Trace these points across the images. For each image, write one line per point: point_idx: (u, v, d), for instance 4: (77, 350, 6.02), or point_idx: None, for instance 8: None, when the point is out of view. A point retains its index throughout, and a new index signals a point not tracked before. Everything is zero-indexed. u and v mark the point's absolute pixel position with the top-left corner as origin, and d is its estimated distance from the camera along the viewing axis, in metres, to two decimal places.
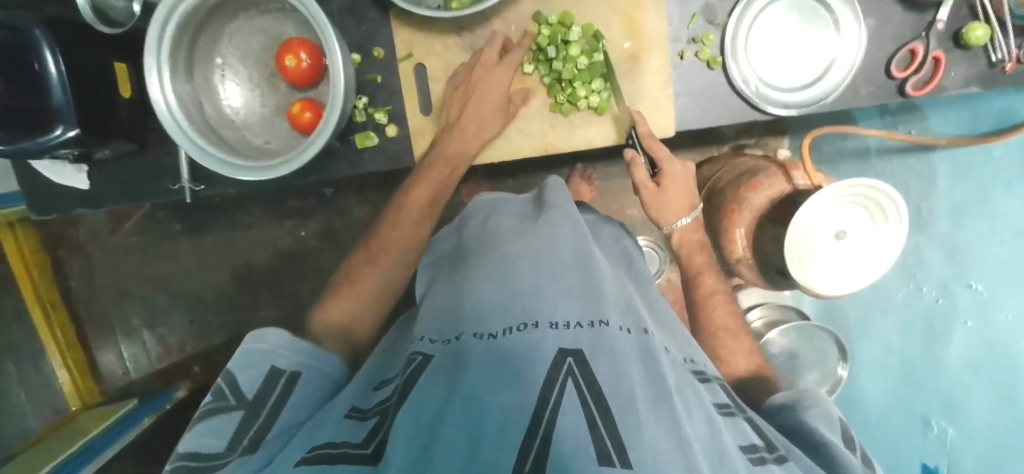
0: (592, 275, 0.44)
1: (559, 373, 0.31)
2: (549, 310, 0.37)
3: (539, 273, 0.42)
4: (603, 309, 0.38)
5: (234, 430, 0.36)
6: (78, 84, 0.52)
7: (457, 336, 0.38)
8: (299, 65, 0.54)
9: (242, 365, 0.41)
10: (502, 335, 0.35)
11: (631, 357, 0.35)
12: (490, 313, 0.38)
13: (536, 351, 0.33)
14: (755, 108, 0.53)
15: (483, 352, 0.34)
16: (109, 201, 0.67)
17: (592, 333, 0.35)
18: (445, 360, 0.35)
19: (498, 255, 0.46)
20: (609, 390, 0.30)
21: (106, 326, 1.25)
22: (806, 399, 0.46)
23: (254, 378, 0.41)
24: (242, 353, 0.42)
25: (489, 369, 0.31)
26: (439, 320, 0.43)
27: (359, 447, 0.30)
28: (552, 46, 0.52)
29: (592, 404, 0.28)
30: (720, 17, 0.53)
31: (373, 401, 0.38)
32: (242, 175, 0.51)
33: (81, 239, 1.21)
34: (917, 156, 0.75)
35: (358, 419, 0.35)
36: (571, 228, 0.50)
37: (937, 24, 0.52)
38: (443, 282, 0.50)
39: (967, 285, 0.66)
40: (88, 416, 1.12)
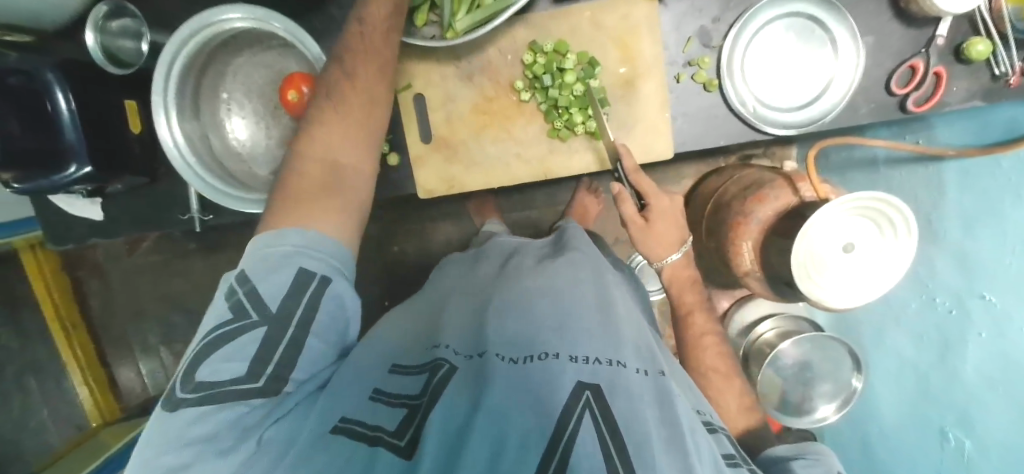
0: (610, 316, 0.44)
1: (578, 404, 0.31)
2: (570, 343, 0.38)
3: (557, 306, 0.43)
4: (620, 350, 0.39)
5: (259, 349, 0.35)
6: (91, 123, 0.54)
7: (481, 353, 0.39)
8: (301, 99, 0.55)
9: (262, 272, 0.36)
10: (523, 362, 0.36)
11: (646, 398, 0.35)
12: (513, 339, 0.39)
13: (556, 376, 0.34)
14: (754, 129, 0.53)
15: (505, 374, 0.35)
16: (123, 231, 0.69)
17: (611, 371, 0.35)
18: (468, 379, 0.36)
19: (519, 288, 0.47)
20: (625, 426, 0.30)
21: (123, 343, 1.27)
22: (805, 455, 0.41)
23: (276, 286, 0.36)
24: (265, 254, 0.38)
25: (513, 389, 0.33)
26: (465, 336, 0.43)
27: (394, 436, 0.32)
28: (547, 75, 0.52)
29: (607, 434, 0.29)
30: (716, 40, 0.53)
31: (396, 387, 0.38)
32: (246, 206, 0.54)
33: (98, 261, 1.24)
34: (926, 166, 0.74)
35: (388, 404, 0.35)
36: (591, 273, 0.52)
37: (937, 39, 0.51)
38: (464, 302, 0.51)
39: (980, 297, 0.64)
40: (110, 432, 1.16)
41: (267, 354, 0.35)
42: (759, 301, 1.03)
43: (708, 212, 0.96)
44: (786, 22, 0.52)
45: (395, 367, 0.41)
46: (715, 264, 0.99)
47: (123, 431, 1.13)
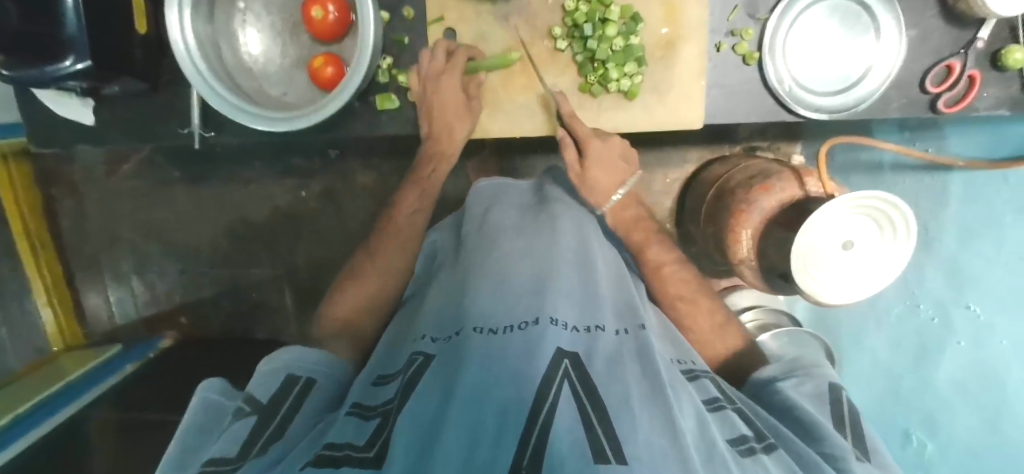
0: (591, 286, 0.45)
1: (557, 373, 0.31)
2: (550, 305, 0.39)
3: (536, 274, 0.43)
4: (598, 316, 0.41)
5: (249, 432, 0.34)
6: (97, 14, 0.49)
7: (457, 332, 0.39)
8: (325, 17, 0.52)
9: (258, 381, 0.40)
10: (503, 331, 0.36)
11: (625, 360, 0.36)
12: (491, 311, 0.39)
13: (538, 342, 0.34)
14: (786, 109, 0.53)
15: (482, 344, 0.35)
16: (113, 140, 0.65)
17: (587, 338, 0.37)
18: (448, 358, 0.36)
19: (499, 254, 0.47)
20: (603, 392, 0.31)
21: (95, 268, 1.23)
22: (797, 373, 0.45)
23: (268, 388, 0.39)
24: (266, 371, 0.41)
25: (486, 368, 0.31)
26: (440, 321, 0.43)
27: (363, 450, 0.30)
28: (588, 24, 0.51)
29: (587, 403, 0.29)
30: (762, 12, 0.52)
31: (378, 398, 0.38)
32: (257, 124, 0.50)
33: (74, 179, 1.18)
34: (932, 175, 0.72)
35: (362, 417, 0.34)
36: (574, 228, 0.53)
37: (977, 42, 0.50)
38: (446, 283, 0.51)
39: (964, 307, 0.69)
40: (72, 358, 1.12)
41: (253, 437, 0.33)
42: (747, 291, 1.02)
43: (710, 197, 0.96)
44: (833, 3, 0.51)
45: (379, 378, 0.42)
46: (709, 250, 0.99)
47: (88, 358, 1.10)
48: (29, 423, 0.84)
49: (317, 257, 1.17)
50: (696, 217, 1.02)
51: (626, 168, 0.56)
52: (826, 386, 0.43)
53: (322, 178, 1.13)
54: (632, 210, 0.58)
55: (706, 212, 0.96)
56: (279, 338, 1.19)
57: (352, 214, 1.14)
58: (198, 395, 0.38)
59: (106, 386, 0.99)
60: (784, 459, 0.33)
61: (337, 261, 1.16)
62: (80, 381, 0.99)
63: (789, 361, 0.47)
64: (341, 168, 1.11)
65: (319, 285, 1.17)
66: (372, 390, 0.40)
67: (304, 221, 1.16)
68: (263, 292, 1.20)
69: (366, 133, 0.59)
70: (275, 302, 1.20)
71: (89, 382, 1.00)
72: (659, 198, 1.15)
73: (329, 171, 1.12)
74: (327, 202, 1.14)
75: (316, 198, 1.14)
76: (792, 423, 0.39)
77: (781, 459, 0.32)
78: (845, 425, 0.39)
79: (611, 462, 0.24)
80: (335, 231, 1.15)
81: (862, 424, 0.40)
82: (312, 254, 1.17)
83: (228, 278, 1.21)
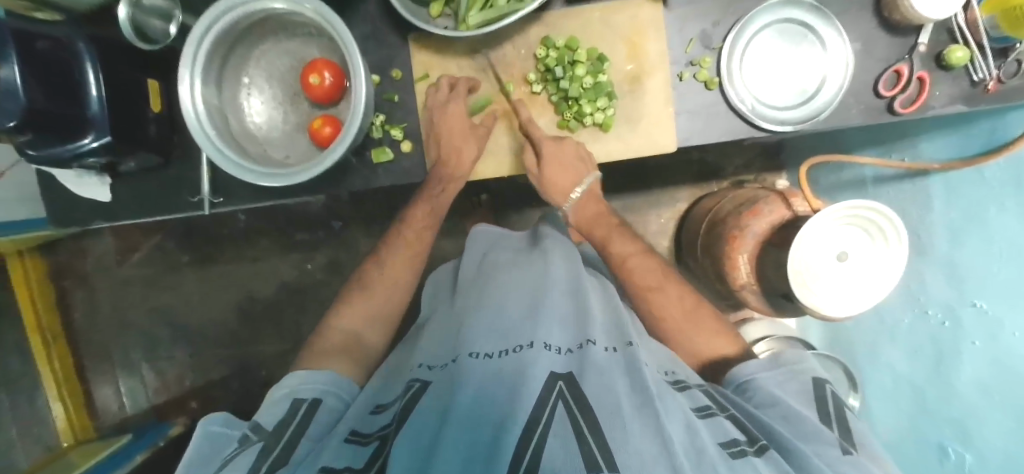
0: (581, 305, 0.45)
1: (551, 394, 0.31)
2: (543, 330, 0.39)
3: (529, 303, 0.43)
4: (589, 330, 0.40)
5: (258, 454, 0.34)
6: (115, 96, 0.54)
7: (454, 358, 0.38)
8: (322, 83, 0.57)
9: (265, 408, 0.42)
10: (498, 355, 0.36)
11: (615, 371, 0.35)
12: (485, 338, 0.39)
13: (529, 365, 0.34)
14: (752, 125, 0.56)
15: (481, 370, 0.34)
16: (129, 214, 0.68)
17: (581, 355, 0.36)
18: (441, 385, 0.35)
19: (494, 286, 0.48)
20: (595, 402, 0.30)
21: (104, 357, 1.23)
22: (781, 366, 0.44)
23: (276, 413, 0.41)
24: (277, 396, 0.44)
25: (484, 390, 0.31)
26: (436, 353, 0.43)
27: (360, 472, 0.30)
28: (558, 67, 0.55)
29: (580, 416, 0.28)
30: (716, 42, 0.57)
31: (373, 425, 0.37)
32: (260, 180, 0.53)
33: (88, 270, 1.21)
34: (914, 182, 0.72)
35: (360, 443, 0.34)
36: (563, 256, 0.53)
37: (919, 46, 0.54)
38: (441, 320, 0.51)
39: (972, 305, 0.62)
40: (80, 451, 1.09)
41: (262, 459, 0.34)
42: (756, 321, 1.00)
43: (704, 229, 0.95)
44: (783, 17, 0.55)
45: (376, 408, 0.41)
46: (712, 283, 0.98)
47: (96, 450, 1.07)
48: None
49: None
50: (693, 251, 1.01)
51: (578, 166, 0.59)
52: (811, 382, 0.43)
53: (327, 249, 1.15)
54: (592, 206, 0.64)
55: (700, 245, 0.96)
56: None
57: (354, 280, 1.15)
58: (200, 427, 0.39)
59: None
60: (776, 460, 0.32)
61: None
62: None
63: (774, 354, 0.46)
64: (345, 237, 1.15)
65: None
66: (369, 418, 0.39)
67: (310, 292, 1.17)
68: (272, 368, 1.18)
69: (364, 186, 0.62)
70: (283, 377, 1.17)
71: None
72: (656, 239, 1.16)
73: (332, 242, 1.15)
74: (331, 271, 1.16)
75: (321, 269, 1.16)
76: (780, 421, 0.38)
77: (772, 458, 0.32)
78: (832, 421, 0.39)
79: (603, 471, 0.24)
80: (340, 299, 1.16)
81: (848, 418, 0.40)
82: (319, 324, 1.17)
83: (235, 357, 1.20)
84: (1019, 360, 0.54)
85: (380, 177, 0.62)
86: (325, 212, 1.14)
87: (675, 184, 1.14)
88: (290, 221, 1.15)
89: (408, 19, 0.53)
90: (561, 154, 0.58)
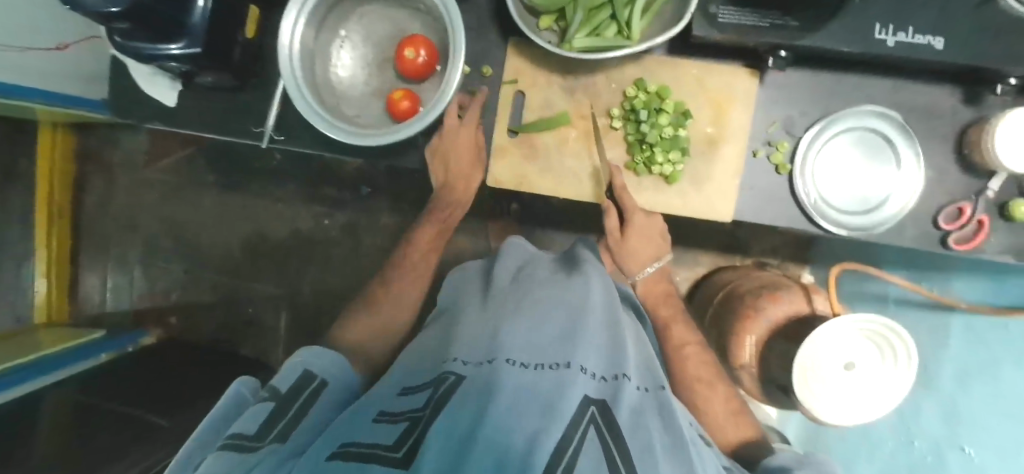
0: (616, 334, 0.46)
1: (584, 417, 0.33)
2: (581, 354, 0.40)
3: (567, 319, 0.45)
4: (624, 365, 0.42)
5: (268, 415, 0.36)
6: (216, 13, 0.55)
7: (490, 359, 0.39)
8: (415, 58, 0.58)
9: (279, 372, 0.43)
10: (534, 367, 0.38)
11: (651, 414, 0.38)
12: (523, 350, 0.40)
13: (567, 386, 0.35)
14: (809, 219, 0.57)
15: (517, 378, 0.35)
16: (187, 124, 0.69)
17: (614, 387, 0.38)
18: (476, 382, 0.36)
19: (532, 297, 0.50)
20: (633, 442, 0.33)
21: (101, 250, 1.22)
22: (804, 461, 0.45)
23: (287, 379, 0.42)
24: (292, 361, 0.45)
25: (520, 400, 0.33)
26: (472, 348, 0.44)
27: (390, 449, 0.30)
28: (644, 110, 0.57)
29: (611, 445, 0.32)
30: (797, 130, 0.58)
31: (402, 406, 0.38)
32: (334, 133, 0.54)
33: (112, 162, 1.21)
34: (940, 316, 0.72)
35: (390, 422, 0.35)
36: (602, 283, 0.55)
37: (987, 192, 0.56)
38: (475, 315, 0.53)
39: (959, 449, 0.64)
40: (50, 334, 1.07)
41: (271, 422, 0.36)
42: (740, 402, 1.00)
43: (718, 299, 0.96)
44: (870, 125, 0.56)
45: (405, 388, 0.41)
46: None
47: (67, 338, 1.05)
48: None
49: (323, 284, 1.17)
50: (700, 316, 1.02)
51: (657, 239, 0.62)
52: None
53: (349, 211, 1.16)
54: (661, 285, 0.65)
55: (711, 313, 0.97)
56: (264, 359, 1.15)
57: (367, 248, 1.15)
58: (232, 386, 0.41)
59: (72, 371, 0.93)
60: None
61: (341, 292, 1.16)
62: (51, 359, 0.95)
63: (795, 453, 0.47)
64: (370, 204, 1.15)
65: (319, 314, 1.16)
66: (396, 399, 0.39)
67: (321, 247, 1.17)
68: (260, 309, 1.18)
69: (423, 166, 0.63)
70: (269, 321, 1.17)
71: (58, 362, 0.95)
72: None
73: (356, 205, 1.15)
74: (347, 233, 1.16)
75: (337, 228, 1.17)
76: None
77: None
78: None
79: None
80: (347, 262, 1.16)
81: None
82: (319, 280, 1.17)
83: (228, 288, 1.19)
84: None
85: (438, 162, 0.63)
86: (358, 175, 1.14)
87: (699, 246, 1.15)
88: (322, 174, 1.15)
89: (519, 24, 0.54)
90: (645, 228, 0.61)
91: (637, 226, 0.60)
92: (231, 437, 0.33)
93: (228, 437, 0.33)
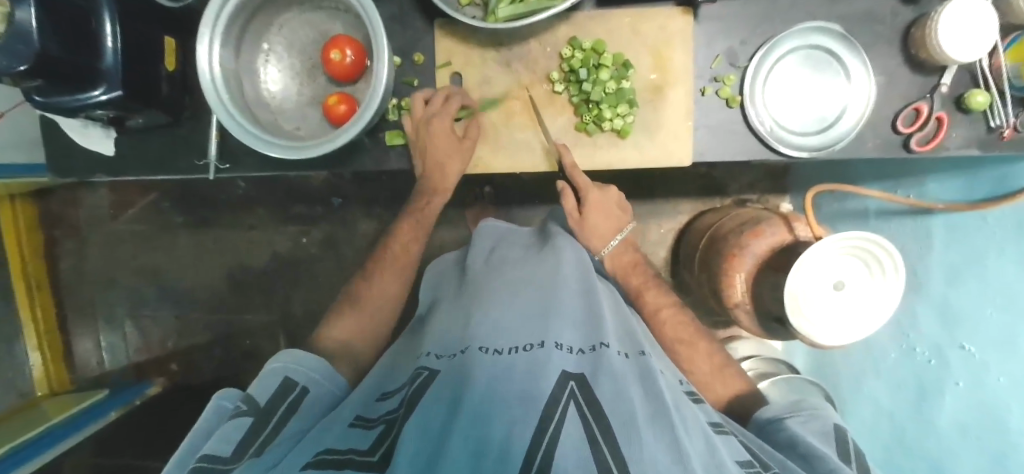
0: (593, 305, 0.47)
1: (563, 394, 0.32)
2: (555, 331, 0.40)
3: (539, 298, 0.45)
4: (604, 334, 0.41)
5: (246, 431, 0.36)
6: (130, 50, 0.53)
7: (463, 350, 0.40)
8: (343, 59, 0.57)
9: (259, 382, 0.43)
10: (509, 351, 0.38)
11: (629, 377, 0.36)
12: (498, 334, 0.40)
13: (544, 364, 0.35)
14: (768, 147, 0.56)
15: (490, 364, 0.36)
16: (130, 171, 0.67)
17: (595, 356, 0.38)
18: (451, 376, 0.36)
19: (503, 281, 0.50)
20: (609, 408, 0.31)
21: (88, 311, 1.22)
22: (798, 412, 0.47)
23: (266, 390, 0.42)
24: (269, 370, 0.45)
25: (492, 386, 0.33)
26: (445, 342, 0.45)
27: (365, 455, 0.31)
28: (583, 68, 0.56)
29: (593, 420, 0.30)
30: (742, 61, 0.57)
31: (378, 411, 0.39)
32: (271, 150, 0.52)
33: (79, 222, 1.19)
34: (916, 219, 0.72)
35: (364, 427, 0.36)
36: (575, 257, 0.55)
37: (941, 87, 0.55)
38: (447, 309, 0.53)
39: (960, 347, 0.63)
40: (55, 403, 1.08)
41: (248, 439, 0.36)
42: (742, 341, 1.01)
43: (703, 245, 0.96)
44: (813, 42, 0.55)
45: (382, 394, 0.42)
46: (705, 297, 0.99)
47: (73, 403, 1.06)
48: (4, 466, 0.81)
49: (313, 302, 1.16)
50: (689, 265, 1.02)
51: (616, 214, 0.64)
52: (832, 426, 0.45)
53: (324, 225, 1.15)
54: (628, 254, 0.64)
55: (698, 259, 0.96)
56: None
57: (349, 259, 1.15)
58: (216, 400, 0.42)
59: (88, 432, 0.94)
60: None
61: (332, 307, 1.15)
62: (61, 426, 0.95)
63: (791, 404, 0.49)
64: (343, 215, 1.14)
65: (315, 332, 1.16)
66: (373, 405, 0.40)
67: (303, 266, 1.16)
68: (257, 339, 1.18)
69: (374, 167, 0.62)
70: (268, 349, 1.17)
71: (69, 427, 0.95)
72: (654, 248, 1.16)
73: (330, 218, 1.14)
74: (326, 248, 1.15)
75: (316, 244, 1.15)
76: (799, 459, 0.40)
77: None
78: (852, 459, 0.41)
79: None
80: (332, 276, 1.16)
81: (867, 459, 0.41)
82: (309, 299, 1.16)
83: (221, 325, 1.19)
84: (1004, 411, 0.57)
85: (388, 160, 0.62)
86: (325, 188, 1.13)
87: (678, 196, 1.14)
88: (290, 194, 1.13)
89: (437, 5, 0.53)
90: (601, 201, 0.63)
91: (592, 200, 0.62)
92: (204, 460, 0.33)
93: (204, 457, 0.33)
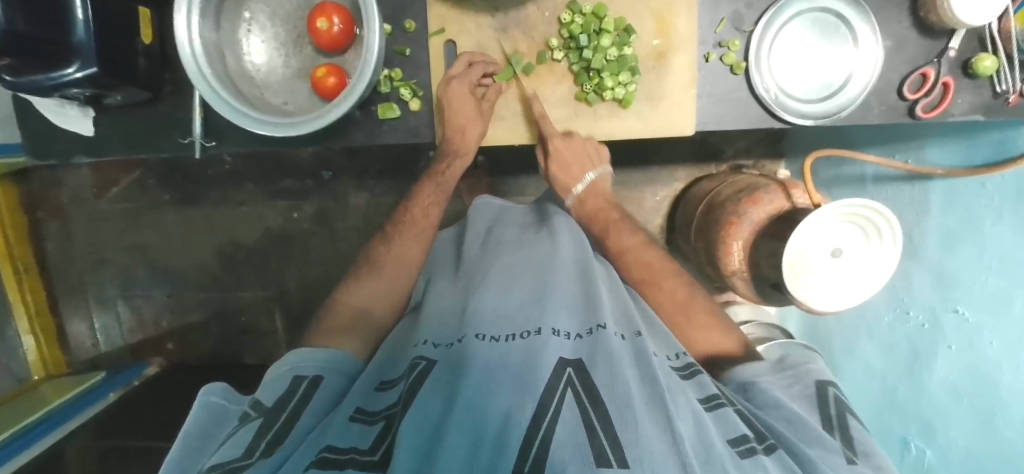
0: (588, 287, 0.47)
1: (560, 383, 0.33)
2: (551, 316, 0.40)
3: (533, 283, 0.46)
4: (598, 316, 0.42)
5: (255, 432, 0.36)
6: (103, 23, 0.49)
7: (459, 339, 0.40)
8: (330, 29, 0.54)
9: (269, 383, 0.43)
10: (506, 339, 0.38)
11: (625, 361, 0.37)
12: (491, 321, 0.41)
13: (540, 351, 0.35)
14: (772, 114, 0.55)
15: (486, 352, 0.36)
16: (110, 151, 0.65)
17: (591, 340, 0.39)
18: (448, 364, 0.37)
19: (502, 263, 0.50)
20: (605, 393, 0.32)
21: (79, 292, 1.20)
22: (784, 371, 0.47)
23: (274, 393, 0.42)
24: (276, 372, 0.46)
25: (487, 379, 0.33)
26: (442, 329, 0.45)
27: (366, 454, 0.32)
28: (584, 35, 0.53)
29: (589, 407, 0.31)
30: (747, 25, 0.55)
31: (379, 403, 0.40)
32: (256, 127, 0.50)
33: (62, 201, 1.16)
34: (914, 185, 0.72)
35: (365, 422, 0.36)
36: (571, 238, 0.54)
37: (949, 51, 0.54)
38: (445, 292, 0.53)
39: (954, 311, 0.64)
40: (53, 387, 1.07)
41: (260, 436, 0.36)
42: (739, 306, 1.03)
43: (699, 212, 0.95)
44: (819, 6, 0.53)
45: (381, 383, 0.44)
46: (699, 264, 1.00)
47: (70, 386, 1.06)
48: (10, 449, 0.83)
49: (308, 278, 1.16)
50: (686, 232, 1.02)
51: (590, 157, 0.60)
52: (813, 385, 0.46)
53: (316, 199, 1.12)
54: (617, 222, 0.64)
55: (695, 227, 0.96)
56: (269, 363, 1.16)
57: (343, 234, 1.13)
58: (200, 399, 0.41)
59: (87, 416, 0.96)
60: (783, 458, 0.34)
61: (328, 282, 1.15)
62: (61, 408, 0.96)
63: (779, 363, 0.49)
64: (336, 188, 1.11)
65: (311, 307, 1.16)
66: (374, 396, 0.41)
67: (296, 242, 1.15)
68: (252, 315, 1.17)
69: (367, 141, 0.59)
70: (264, 326, 1.17)
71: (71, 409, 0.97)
72: (649, 216, 1.16)
73: (322, 192, 1.12)
74: (319, 223, 1.14)
75: (309, 219, 1.14)
76: (784, 423, 0.41)
77: (780, 458, 0.34)
78: (834, 426, 0.42)
79: (611, 464, 0.26)
80: (327, 251, 1.15)
81: (850, 423, 0.42)
82: (303, 275, 1.16)
83: (216, 302, 1.18)
84: None
85: (382, 134, 0.59)
86: (315, 161, 1.10)
87: (672, 163, 1.13)
88: (279, 168, 1.10)
89: None
90: (570, 148, 0.59)
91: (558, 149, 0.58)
92: (216, 462, 0.32)
93: (215, 460, 0.32)
